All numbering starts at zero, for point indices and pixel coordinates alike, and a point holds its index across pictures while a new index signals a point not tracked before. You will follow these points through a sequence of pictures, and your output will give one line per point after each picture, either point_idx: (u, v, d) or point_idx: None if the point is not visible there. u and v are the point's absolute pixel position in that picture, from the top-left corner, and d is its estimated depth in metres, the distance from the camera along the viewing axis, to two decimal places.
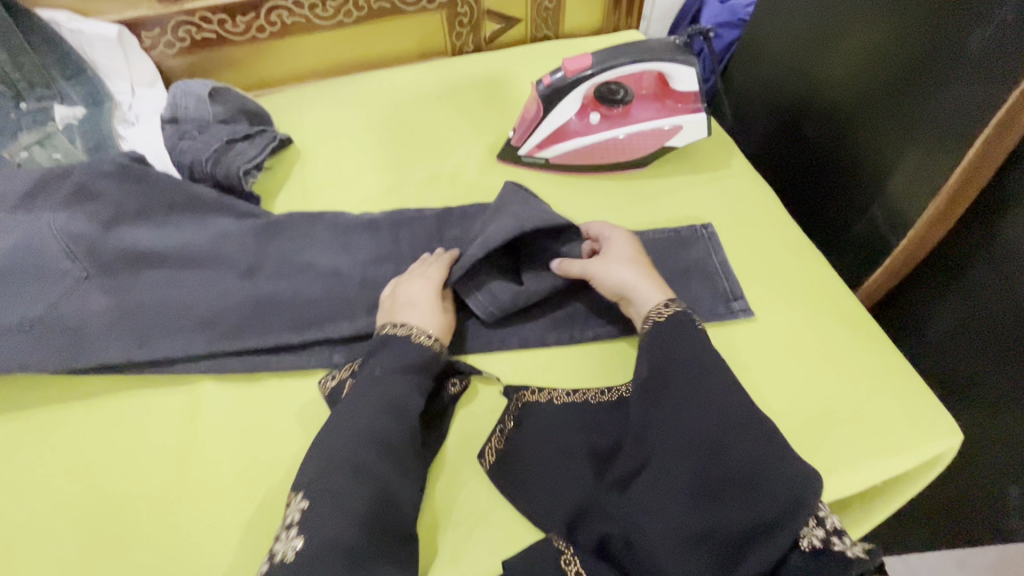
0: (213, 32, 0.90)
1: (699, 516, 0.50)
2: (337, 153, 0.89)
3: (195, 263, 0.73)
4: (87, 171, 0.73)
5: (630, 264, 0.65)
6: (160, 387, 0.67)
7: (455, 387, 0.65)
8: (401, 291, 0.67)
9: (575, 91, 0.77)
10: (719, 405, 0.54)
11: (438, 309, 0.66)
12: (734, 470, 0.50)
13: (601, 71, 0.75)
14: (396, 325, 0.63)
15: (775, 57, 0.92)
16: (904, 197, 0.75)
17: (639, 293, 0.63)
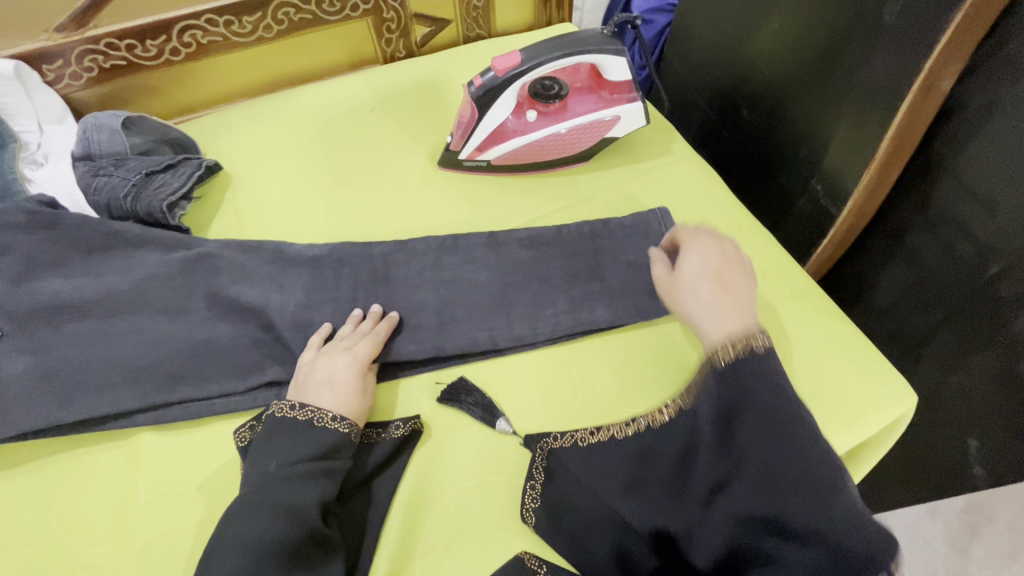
0: (122, 58, 0.84)
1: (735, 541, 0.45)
2: (271, 175, 0.85)
3: (122, 309, 0.68)
4: None
5: (703, 287, 0.60)
6: (94, 446, 0.63)
7: (398, 432, 0.62)
8: (318, 363, 0.63)
9: (508, 90, 0.75)
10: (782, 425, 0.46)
11: (352, 390, 0.61)
12: (786, 512, 0.43)
13: (533, 67, 0.73)
14: (293, 406, 0.59)
15: (707, 38, 0.92)
16: (841, 169, 0.76)
17: (703, 325, 0.57)
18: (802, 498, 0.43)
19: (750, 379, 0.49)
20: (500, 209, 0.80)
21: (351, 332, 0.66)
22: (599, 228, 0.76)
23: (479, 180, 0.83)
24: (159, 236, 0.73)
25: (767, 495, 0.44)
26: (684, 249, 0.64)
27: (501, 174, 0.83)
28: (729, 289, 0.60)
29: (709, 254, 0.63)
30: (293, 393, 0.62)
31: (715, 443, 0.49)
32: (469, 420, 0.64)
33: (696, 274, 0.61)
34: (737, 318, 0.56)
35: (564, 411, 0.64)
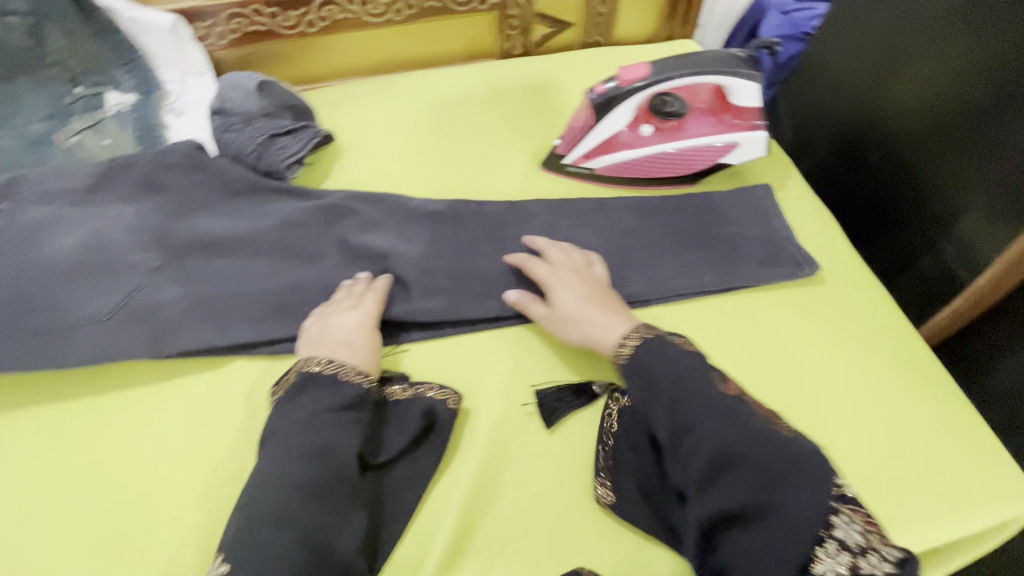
0: (263, 24, 0.89)
1: (735, 534, 0.49)
2: (378, 152, 0.88)
3: (246, 256, 0.71)
4: (152, 162, 0.72)
5: (583, 313, 0.65)
6: (189, 379, 0.66)
7: (447, 396, 0.62)
8: (330, 325, 0.64)
9: (628, 102, 0.73)
10: (710, 402, 0.54)
11: (368, 347, 0.63)
12: (753, 487, 0.49)
13: (659, 82, 0.71)
14: (321, 362, 0.60)
15: (840, 74, 0.86)
16: (984, 232, 0.70)
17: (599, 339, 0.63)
18: (753, 452, 0.51)
19: (653, 366, 0.57)
20: (597, 217, 0.78)
21: (359, 291, 0.69)
22: (695, 256, 0.75)
23: (580, 186, 0.82)
24: (281, 192, 0.75)
25: (726, 478, 0.50)
26: (552, 282, 0.68)
27: (601, 184, 0.82)
28: (603, 301, 0.66)
29: (576, 280, 0.68)
30: (307, 352, 0.63)
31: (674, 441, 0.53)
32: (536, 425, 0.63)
33: (573, 301, 0.66)
34: (624, 323, 0.63)
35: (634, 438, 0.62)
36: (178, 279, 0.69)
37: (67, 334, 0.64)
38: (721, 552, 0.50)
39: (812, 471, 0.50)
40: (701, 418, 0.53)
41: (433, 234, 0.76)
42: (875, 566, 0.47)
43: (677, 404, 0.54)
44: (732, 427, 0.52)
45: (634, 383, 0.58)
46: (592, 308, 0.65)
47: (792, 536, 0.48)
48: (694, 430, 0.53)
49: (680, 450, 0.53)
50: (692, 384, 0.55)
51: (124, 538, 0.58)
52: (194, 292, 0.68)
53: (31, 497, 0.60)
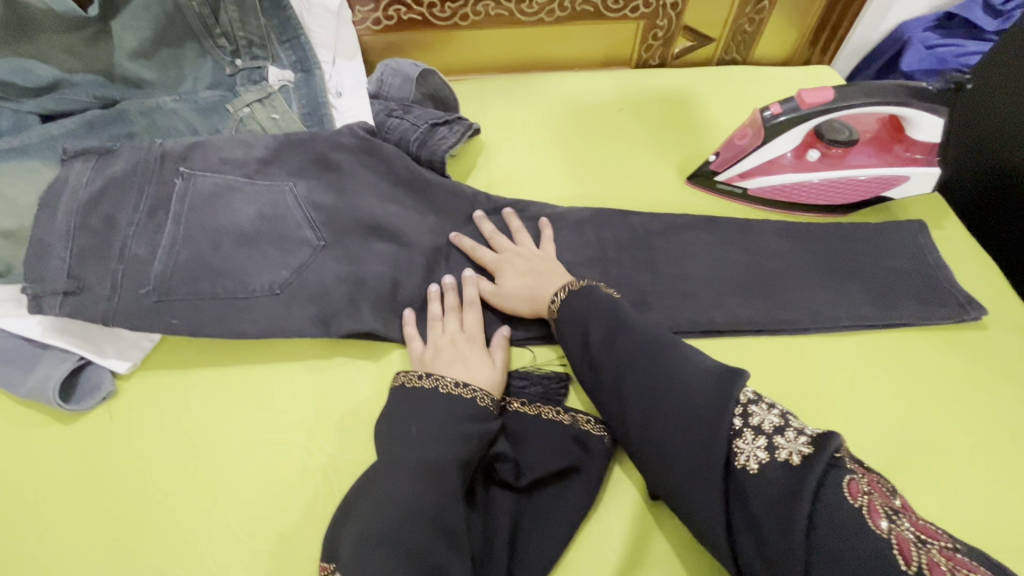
0: (419, 14, 0.90)
1: (659, 452, 0.51)
2: (521, 150, 0.88)
3: (406, 244, 0.71)
4: (329, 143, 0.73)
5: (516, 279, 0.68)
6: (349, 360, 0.67)
7: (604, 431, 0.61)
8: (447, 347, 0.64)
9: (801, 125, 0.73)
10: (599, 339, 0.58)
11: (485, 366, 0.63)
12: (662, 403, 0.52)
13: (841, 107, 0.70)
14: (453, 381, 0.59)
15: (1010, 115, 0.83)
16: None
17: (536, 296, 0.66)
18: (647, 373, 0.54)
19: (571, 313, 0.61)
20: (749, 238, 0.77)
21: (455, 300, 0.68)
22: (852, 287, 0.73)
23: (727, 205, 0.81)
24: (442, 184, 0.76)
25: (635, 401, 0.53)
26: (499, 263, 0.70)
27: (749, 205, 0.81)
28: (536, 272, 0.68)
29: (517, 258, 0.69)
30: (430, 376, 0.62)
31: (603, 379, 0.57)
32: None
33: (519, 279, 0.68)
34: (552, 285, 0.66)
35: None
36: (343, 258, 0.69)
37: (241, 304, 0.65)
38: (675, 483, 0.50)
39: (714, 368, 0.51)
40: (628, 359, 0.55)
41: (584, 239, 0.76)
42: (749, 452, 0.46)
43: (592, 345, 0.58)
44: (631, 351, 0.56)
45: (568, 351, 0.60)
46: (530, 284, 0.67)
47: (703, 442, 0.48)
48: (609, 367, 0.56)
49: (611, 395, 0.56)
50: (615, 326, 0.58)
51: (292, 511, 0.59)
52: (357, 272, 0.68)
53: (200, 461, 0.61)
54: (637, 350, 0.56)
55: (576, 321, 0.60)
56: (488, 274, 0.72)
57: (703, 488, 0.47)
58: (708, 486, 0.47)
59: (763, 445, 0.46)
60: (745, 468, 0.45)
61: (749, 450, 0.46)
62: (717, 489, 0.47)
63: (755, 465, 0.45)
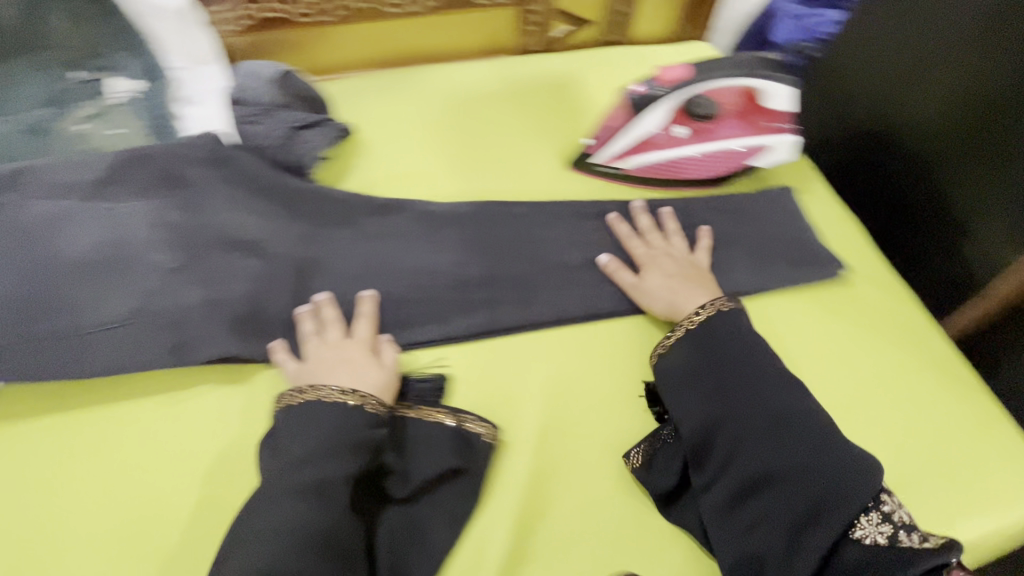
0: (278, 12, 0.85)
1: (746, 499, 0.54)
2: (400, 146, 0.85)
3: (269, 257, 0.67)
4: (172, 157, 0.68)
5: (666, 278, 0.69)
6: (211, 387, 0.62)
7: (483, 429, 0.60)
8: (323, 360, 0.60)
9: (663, 103, 0.73)
10: (764, 369, 0.60)
11: (373, 371, 0.60)
12: (795, 460, 0.53)
13: (699, 82, 0.71)
14: (334, 388, 0.56)
15: (864, 75, 0.87)
16: (999, 237, 0.75)
17: (681, 302, 0.67)
18: (808, 429, 0.55)
19: (723, 343, 0.61)
20: (628, 217, 0.78)
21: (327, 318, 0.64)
22: (726, 256, 0.75)
23: (608, 186, 0.82)
24: (308, 190, 0.73)
25: (771, 448, 0.54)
26: (654, 260, 0.72)
27: (628, 185, 0.82)
28: (692, 277, 0.69)
29: (670, 259, 0.71)
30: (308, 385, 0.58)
31: (713, 411, 0.57)
32: (585, 424, 0.63)
33: (684, 280, 0.68)
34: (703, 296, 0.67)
35: None
36: (197, 278, 0.64)
37: (82, 339, 0.60)
38: (761, 513, 0.53)
39: (844, 451, 0.54)
40: (791, 405, 0.57)
41: (462, 234, 0.74)
42: (868, 530, 0.50)
43: (717, 377, 0.59)
44: (755, 396, 0.57)
45: (668, 382, 0.60)
46: (691, 284, 0.68)
47: (806, 501, 0.52)
48: (727, 406, 0.57)
49: (706, 427, 0.57)
50: (757, 362, 0.60)
51: (147, 559, 0.54)
52: (214, 292, 0.64)
53: (40, 517, 0.55)
54: (822, 411, 0.57)
55: (714, 347, 0.61)
56: (364, 280, 0.70)
57: (780, 538, 0.51)
58: (786, 538, 0.51)
59: (883, 527, 0.50)
60: (853, 536, 0.50)
61: (865, 531, 0.50)
62: (803, 544, 0.50)
63: (872, 543, 0.49)
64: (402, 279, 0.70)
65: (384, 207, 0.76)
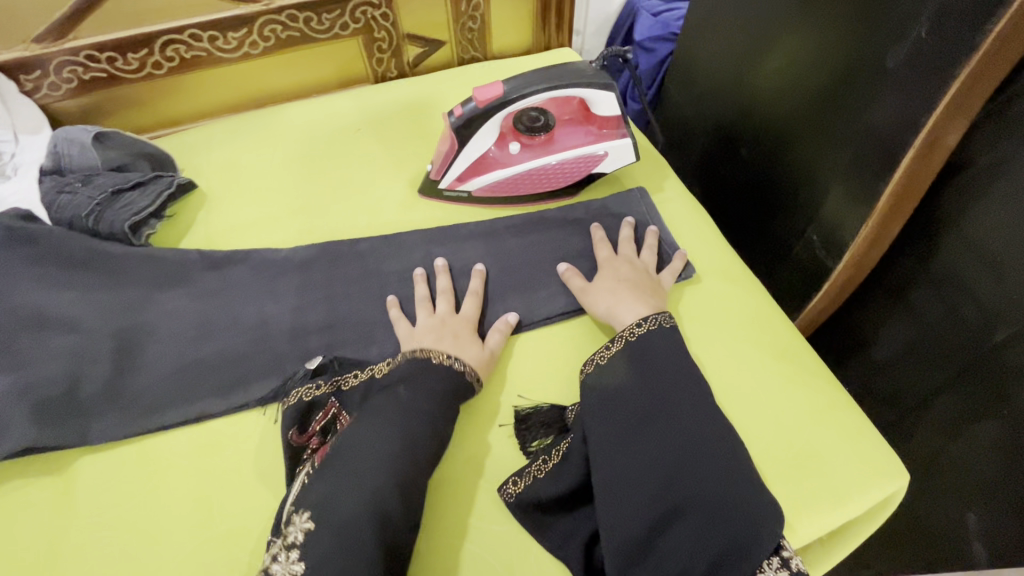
0: (103, 71, 0.82)
1: (654, 541, 0.52)
2: (247, 193, 0.82)
3: (86, 331, 0.65)
4: None
5: (614, 286, 0.68)
6: (25, 478, 0.59)
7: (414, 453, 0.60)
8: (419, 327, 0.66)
9: (487, 122, 0.71)
10: (698, 394, 0.59)
11: (478, 345, 0.65)
12: (706, 498, 0.52)
13: (516, 97, 0.69)
14: (413, 351, 0.62)
15: (709, 71, 0.88)
16: (837, 218, 0.70)
17: (617, 315, 0.66)
18: (724, 456, 0.55)
19: (656, 349, 0.61)
20: (479, 240, 0.76)
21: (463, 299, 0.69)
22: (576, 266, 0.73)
23: (460, 210, 0.80)
24: (131, 256, 0.70)
25: (678, 485, 0.53)
26: (602, 263, 0.71)
27: (481, 206, 0.80)
28: (643, 287, 0.68)
29: (629, 266, 0.70)
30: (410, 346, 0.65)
31: (639, 440, 0.56)
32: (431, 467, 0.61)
33: (628, 284, 0.68)
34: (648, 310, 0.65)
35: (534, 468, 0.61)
36: (4, 366, 0.61)
37: None
38: (666, 552, 0.51)
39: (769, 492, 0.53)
40: (709, 438, 0.56)
41: (304, 279, 0.72)
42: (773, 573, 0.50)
43: (676, 405, 0.58)
44: (688, 424, 0.57)
45: (600, 405, 0.59)
46: (640, 293, 0.67)
47: (718, 545, 0.50)
48: (673, 434, 0.56)
49: (635, 462, 0.55)
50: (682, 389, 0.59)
51: None
52: (22, 379, 0.60)
53: None
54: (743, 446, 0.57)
55: (653, 354, 0.61)
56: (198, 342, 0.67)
57: None
58: None
59: (784, 569, 0.50)
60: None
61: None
62: None
63: None
64: (237, 336, 0.68)
65: (220, 261, 0.73)
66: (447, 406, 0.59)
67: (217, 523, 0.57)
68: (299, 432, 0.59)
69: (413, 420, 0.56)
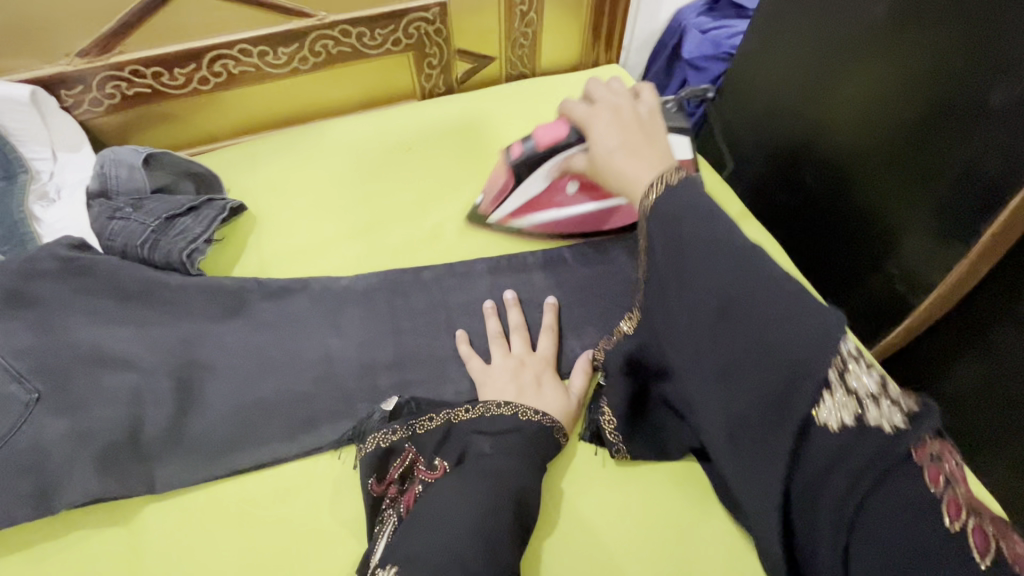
0: (146, 86, 0.78)
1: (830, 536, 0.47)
2: (300, 216, 0.79)
3: (147, 370, 0.61)
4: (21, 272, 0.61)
5: (608, 140, 0.57)
6: (90, 531, 0.55)
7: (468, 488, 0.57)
8: (494, 372, 0.63)
9: (544, 165, 0.68)
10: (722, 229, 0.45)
11: (557, 392, 0.62)
12: None
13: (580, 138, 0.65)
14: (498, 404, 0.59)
15: (766, 95, 0.85)
16: (919, 255, 0.69)
17: (629, 181, 0.54)
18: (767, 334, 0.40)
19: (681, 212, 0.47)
20: (547, 268, 0.74)
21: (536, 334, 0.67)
22: None
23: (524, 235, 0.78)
24: (186, 286, 0.67)
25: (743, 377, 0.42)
26: (588, 121, 0.60)
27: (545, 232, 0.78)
28: (635, 136, 0.57)
29: (611, 118, 0.59)
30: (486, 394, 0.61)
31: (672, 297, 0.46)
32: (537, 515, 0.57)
33: (615, 132, 0.58)
34: (657, 164, 0.54)
35: (624, 514, 0.58)
36: (58, 409, 0.57)
37: None
38: None
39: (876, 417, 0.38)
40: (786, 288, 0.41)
41: (369, 310, 0.69)
42: (883, 415, 0.38)
43: None
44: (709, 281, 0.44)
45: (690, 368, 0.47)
46: (630, 135, 0.57)
47: None
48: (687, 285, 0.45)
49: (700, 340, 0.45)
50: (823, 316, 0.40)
51: None
52: (79, 423, 0.57)
53: None
54: None
55: (684, 218, 0.46)
56: (263, 379, 0.64)
57: None
58: None
59: (850, 399, 0.39)
60: (821, 425, 0.39)
61: (857, 377, 0.39)
62: None
63: (841, 426, 0.39)
64: (303, 374, 0.64)
65: (280, 290, 0.69)
66: (536, 451, 0.57)
67: None
68: (378, 479, 0.56)
69: (503, 468, 0.54)
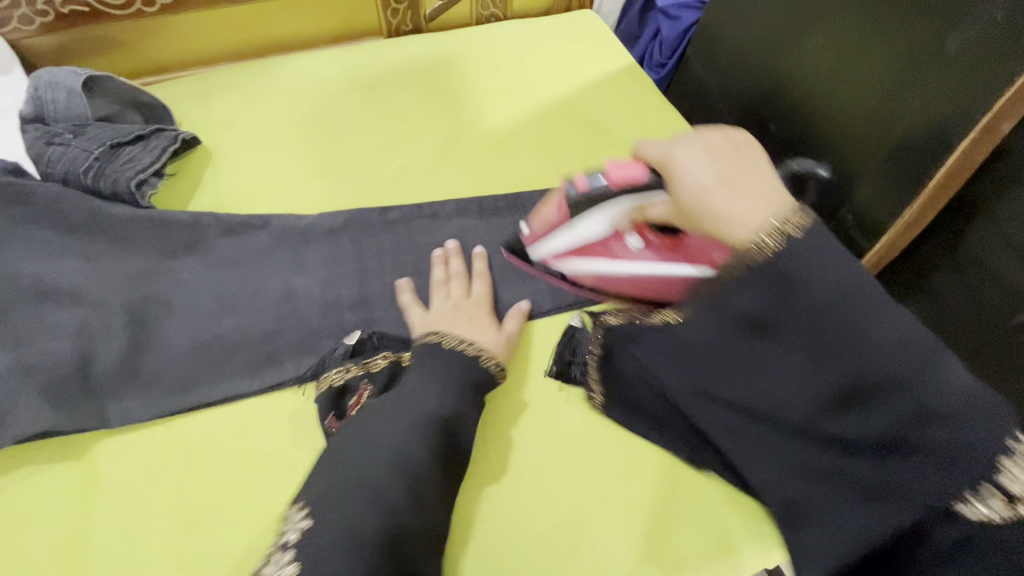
0: (83, 4, 0.72)
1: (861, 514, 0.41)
2: (258, 153, 0.75)
3: (95, 304, 0.59)
4: None
5: (696, 172, 0.46)
6: (35, 463, 0.54)
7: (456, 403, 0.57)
8: (438, 312, 0.62)
9: (610, 205, 0.59)
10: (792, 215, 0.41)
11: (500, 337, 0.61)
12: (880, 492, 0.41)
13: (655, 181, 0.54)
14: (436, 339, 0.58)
15: (737, 46, 0.86)
16: (875, 204, 0.71)
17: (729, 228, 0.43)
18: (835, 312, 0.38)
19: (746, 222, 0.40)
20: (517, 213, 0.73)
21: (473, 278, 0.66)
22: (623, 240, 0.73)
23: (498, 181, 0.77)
24: (136, 219, 0.64)
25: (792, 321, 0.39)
26: (666, 152, 0.49)
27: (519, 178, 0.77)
28: (727, 165, 0.45)
29: (691, 148, 0.47)
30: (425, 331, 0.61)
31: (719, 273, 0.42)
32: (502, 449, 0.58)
33: (703, 167, 0.46)
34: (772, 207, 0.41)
35: (584, 447, 0.59)
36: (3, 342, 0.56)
37: None
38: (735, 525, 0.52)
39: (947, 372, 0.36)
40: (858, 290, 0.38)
41: (333, 247, 0.67)
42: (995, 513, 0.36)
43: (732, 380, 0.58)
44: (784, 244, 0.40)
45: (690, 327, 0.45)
46: (722, 168, 0.45)
47: None
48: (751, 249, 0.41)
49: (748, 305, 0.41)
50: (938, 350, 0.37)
51: None
52: (24, 356, 0.55)
53: None
54: None
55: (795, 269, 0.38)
56: (221, 314, 0.62)
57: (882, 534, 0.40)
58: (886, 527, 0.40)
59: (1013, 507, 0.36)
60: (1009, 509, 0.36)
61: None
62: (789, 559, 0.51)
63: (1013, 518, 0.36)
64: (264, 310, 0.63)
65: (237, 226, 0.66)
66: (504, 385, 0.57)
67: (256, 508, 0.53)
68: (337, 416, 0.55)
69: (466, 399, 0.54)
